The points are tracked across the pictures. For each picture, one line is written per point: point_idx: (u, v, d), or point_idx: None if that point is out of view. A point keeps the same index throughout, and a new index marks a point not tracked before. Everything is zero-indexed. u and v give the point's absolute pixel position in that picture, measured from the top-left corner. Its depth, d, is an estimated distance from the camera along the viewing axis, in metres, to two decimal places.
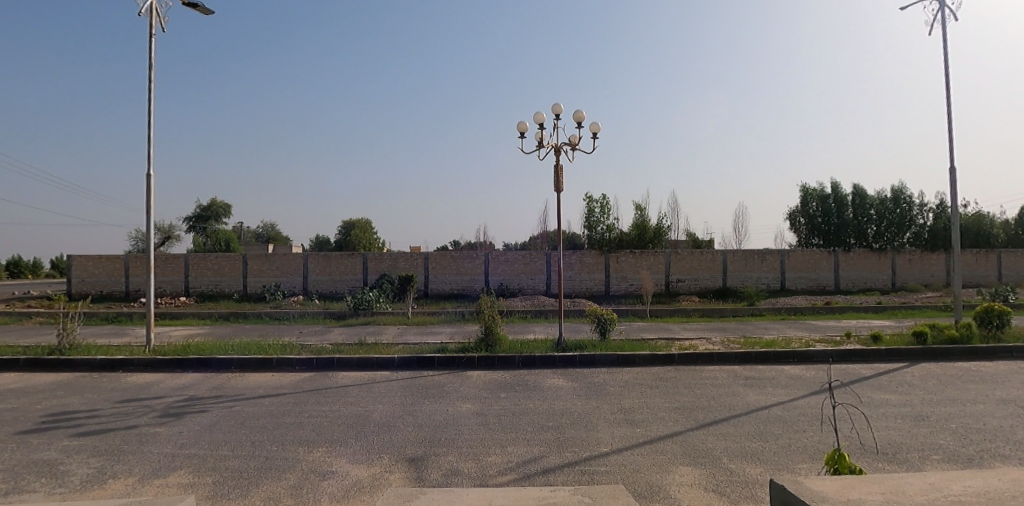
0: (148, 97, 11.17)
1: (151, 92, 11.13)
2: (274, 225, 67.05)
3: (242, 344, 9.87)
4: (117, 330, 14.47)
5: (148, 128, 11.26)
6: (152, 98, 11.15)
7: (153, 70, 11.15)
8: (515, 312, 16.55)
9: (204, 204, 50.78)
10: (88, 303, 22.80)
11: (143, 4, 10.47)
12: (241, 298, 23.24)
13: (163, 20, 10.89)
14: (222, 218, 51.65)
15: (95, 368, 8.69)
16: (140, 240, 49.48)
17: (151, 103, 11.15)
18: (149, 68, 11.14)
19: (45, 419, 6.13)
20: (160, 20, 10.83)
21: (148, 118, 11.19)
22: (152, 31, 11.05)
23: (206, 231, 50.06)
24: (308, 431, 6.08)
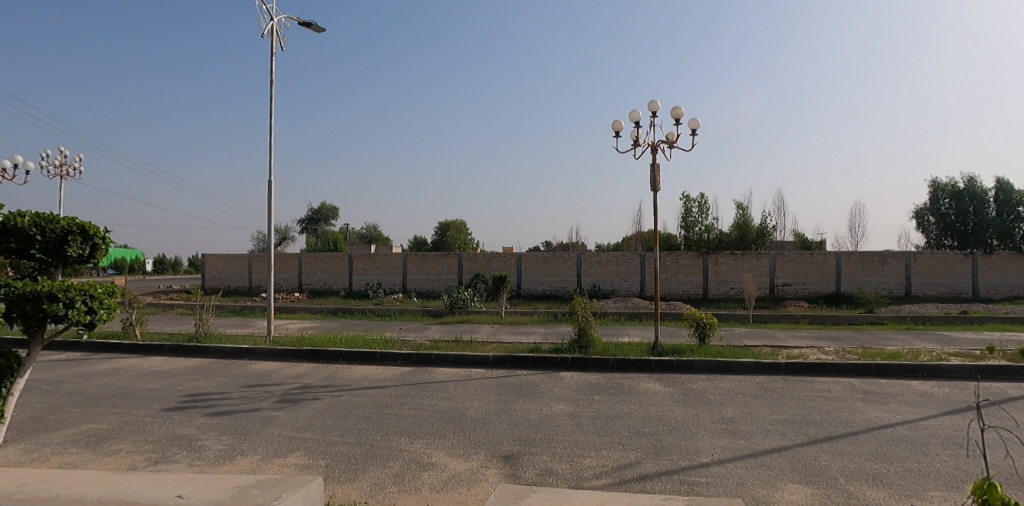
0: (269, 110, 12.26)
1: (272, 106, 12.22)
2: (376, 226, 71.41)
3: (349, 338, 10.54)
4: (242, 321, 16.04)
5: (269, 139, 12.36)
6: (272, 112, 12.23)
7: (274, 85, 12.23)
8: (608, 314, 16.24)
9: (316, 207, 55.08)
10: (220, 296, 25.55)
11: (266, 27, 11.54)
12: (348, 295, 24.85)
13: (282, 39, 11.91)
14: (331, 220, 55.71)
15: (224, 355, 9.68)
16: (261, 241, 54.82)
17: (271, 117, 12.21)
18: (270, 84, 12.22)
19: (185, 398, 6.91)
20: (279, 40, 11.87)
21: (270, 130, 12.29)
22: (273, 50, 12.13)
23: (317, 233, 54.22)
24: (410, 423, 6.36)
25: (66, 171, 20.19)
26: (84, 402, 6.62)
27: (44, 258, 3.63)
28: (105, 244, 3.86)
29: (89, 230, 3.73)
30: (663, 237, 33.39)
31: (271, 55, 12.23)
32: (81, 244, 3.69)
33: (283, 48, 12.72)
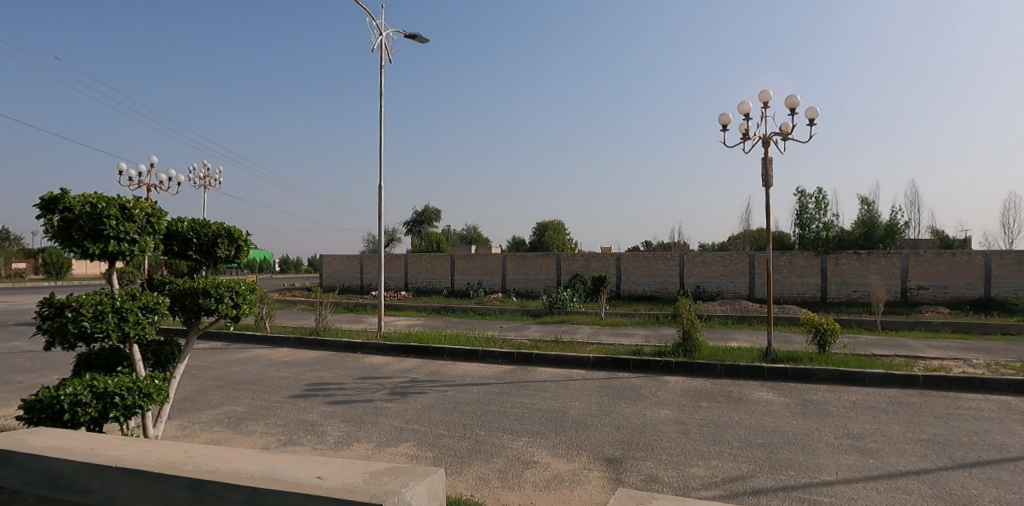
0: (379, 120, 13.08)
1: (381, 116, 13.01)
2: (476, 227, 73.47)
3: (453, 335, 10.96)
4: (356, 317, 17.25)
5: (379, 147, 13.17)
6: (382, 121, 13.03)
7: (383, 96, 13.03)
8: (714, 317, 15.47)
9: (420, 210, 57.88)
10: (336, 293, 27.69)
11: (376, 42, 12.31)
12: (450, 293, 25.86)
13: (390, 52, 12.64)
14: (434, 222, 58.25)
15: (341, 348, 10.46)
16: (371, 242, 58.59)
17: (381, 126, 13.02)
18: (380, 95, 13.03)
19: (308, 387, 7.56)
20: (387, 53, 12.60)
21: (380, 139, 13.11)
22: (382, 63, 12.91)
23: (421, 234, 56.94)
24: (512, 420, 6.47)
25: (210, 182, 22.90)
26: (226, 386, 7.47)
27: (199, 259, 3.96)
28: (249, 247, 4.15)
29: (234, 234, 4.05)
30: (774, 235, 31.21)
31: (381, 68, 13.02)
32: (229, 246, 4.02)
33: (391, 61, 13.49)
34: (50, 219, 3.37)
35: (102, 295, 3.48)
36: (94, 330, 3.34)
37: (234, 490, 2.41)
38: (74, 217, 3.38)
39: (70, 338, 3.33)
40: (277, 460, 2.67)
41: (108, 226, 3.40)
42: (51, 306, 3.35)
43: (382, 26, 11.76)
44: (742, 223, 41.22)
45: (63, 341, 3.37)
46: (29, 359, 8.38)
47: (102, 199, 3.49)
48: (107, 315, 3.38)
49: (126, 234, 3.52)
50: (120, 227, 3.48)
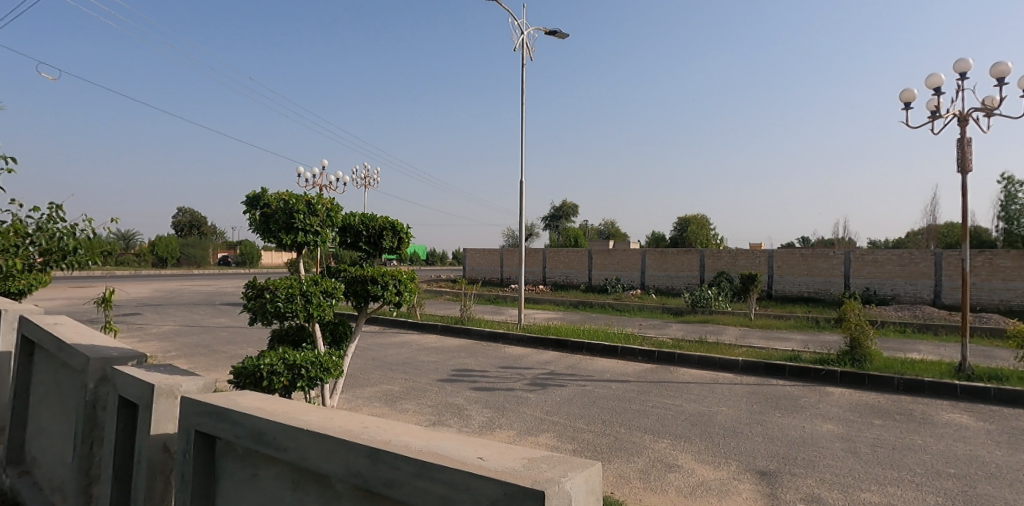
0: (520, 117, 13.45)
1: (523, 114, 13.37)
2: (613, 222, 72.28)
3: (591, 330, 10.93)
4: (497, 309, 18.03)
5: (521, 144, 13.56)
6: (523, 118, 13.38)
7: (524, 94, 13.37)
8: (888, 324, 13.57)
9: (558, 205, 58.84)
10: (478, 285, 29.16)
11: (517, 41, 12.64)
12: (587, 288, 25.88)
13: (531, 50, 12.91)
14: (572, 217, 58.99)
15: (484, 338, 10.99)
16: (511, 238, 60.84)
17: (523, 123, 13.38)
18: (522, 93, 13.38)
19: (455, 372, 8.03)
20: (528, 51, 12.89)
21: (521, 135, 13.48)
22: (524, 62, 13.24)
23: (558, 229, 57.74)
24: (653, 421, 6.26)
25: (371, 182, 25.44)
26: (385, 367, 8.22)
27: (368, 250, 4.30)
28: (409, 239, 4.41)
29: (397, 227, 4.33)
30: (972, 231, 26.41)
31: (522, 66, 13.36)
32: (392, 238, 4.31)
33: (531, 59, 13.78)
34: (254, 214, 3.90)
35: (293, 279, 3.98)
36: (286, 310, 3.83)
37: (406, 462, 2.48)
38: (272, 212, 3.89)
39: (269, 316, 3.85)
40: (441, 435, 2.84)
41: (298, 220, 3.85)
42: (254, 288, 3.88)
43: (523, 25, 12.04)
44: (928, 216, 35.51)
45: (262, 318, 3.87)
46: (235, 333, 9.99)
47: (293, 196, 3.96)
48: (296, 298, 3.86)
49: (311, 227, 3.94)
50: (307, 221, 3.91)
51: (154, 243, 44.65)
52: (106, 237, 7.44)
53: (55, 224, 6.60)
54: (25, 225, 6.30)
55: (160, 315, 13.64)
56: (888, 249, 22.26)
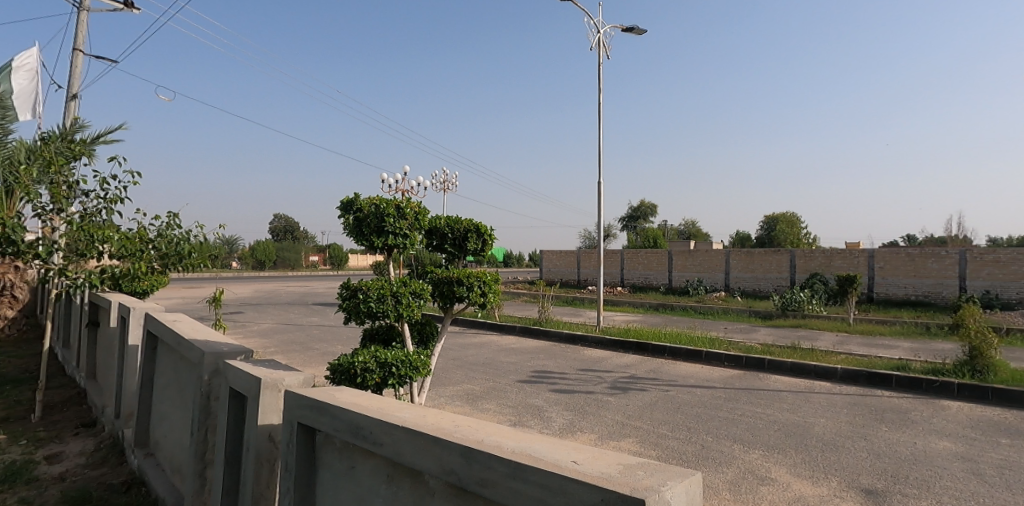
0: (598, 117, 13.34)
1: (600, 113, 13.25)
2: (694, 221, 69.66)
3: (674, 333, 10.59)
4: (575, 311, 17.94)
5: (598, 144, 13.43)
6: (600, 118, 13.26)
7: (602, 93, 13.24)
8: (1017, 331, 12.11)
9: (636, 206, 57.83)
10: (555, 287, 29.16)
11: (594, 40, 12.54)
12: (668, 291, 25.17)
13: (607, 48, 12.76)
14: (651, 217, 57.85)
15: (563, 340, 10.95)
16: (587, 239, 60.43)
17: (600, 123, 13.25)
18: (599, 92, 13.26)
19: (534, 373, 8.04)
20: (604, 49, 12.75)
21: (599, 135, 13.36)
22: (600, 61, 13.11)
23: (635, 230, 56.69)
24: (742, 430, 5.95)
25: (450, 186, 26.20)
26: (466, 366, 8.38)
27: (453, 252, 4.40)
28: (493, 241, 4.46)
29: (481, 229, 4.39)
30: None
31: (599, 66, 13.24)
32: (477, 240, 4.36)
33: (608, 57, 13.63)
34: (348, 218, 4.09)
35: (383, 280, 4.14)
36: (378, 310, 3.99)
37: (499, 461, 2.48)
38: (364, 216, 4.07)
39: (362, 316, 4.04)
40: (532, 437, 2.83)
41: (388, 223, 4.00)
42: (348, 289, 4.07)
43: (599, 24, 11.90)
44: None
45: (356, 317, 4.06)
46: (327, 332, 10.60)
47: (383, 200, 4.12)
48: (387, 298, 4.01)
49: (400, 230, 4.08)
50: (396, 224, 4.06)
51: (254, 247, 48.42)
52: (215, 241, 8.14)
53: (172, 231, 7.29)
54: (148, 232, 7.00)
55: (261, 314, 14.73)
56: (1011, 247, 19.94)
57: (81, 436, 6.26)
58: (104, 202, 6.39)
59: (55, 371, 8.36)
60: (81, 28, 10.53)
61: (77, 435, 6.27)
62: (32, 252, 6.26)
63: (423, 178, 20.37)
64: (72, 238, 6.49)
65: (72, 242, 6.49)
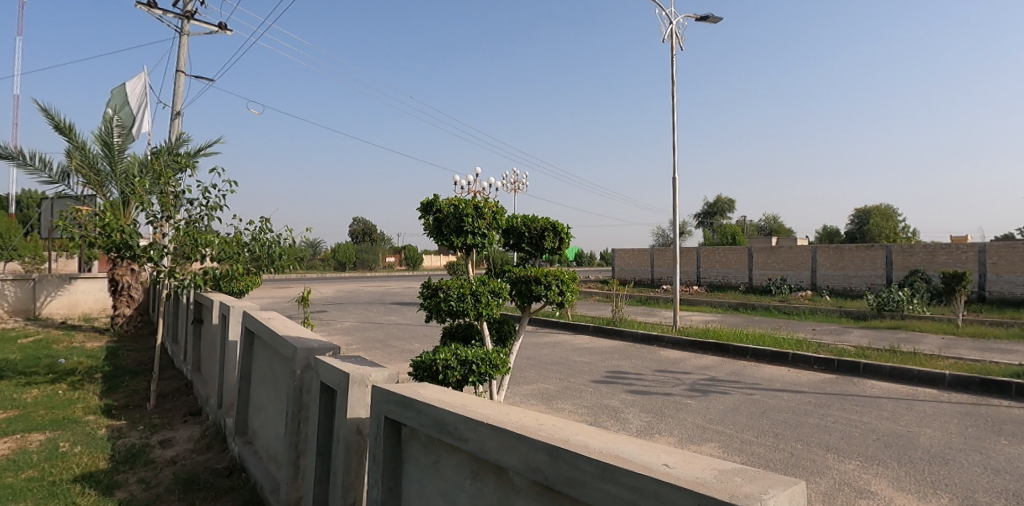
0: (671, 110, 12.97)
1: (673, 106, 12.88)
2: (775, 216, 66.03)
3: (757, 334, 10.09)
4: (650, 311, 17.55)
5: (672, 138, 13.08)
6: (674, 111, 12.88)
7: (675, 86, 12.87)
8: None
9: (712, 201, 55.90)
10: (628, 286, 28.68)
11: (666, 31, 12.21)
12: (748, 290, 24.08)
13: (680, 39, 12.38)
14: (728, 214, 55.64)
15: (638, 340, 10.75)
16: (661, 237, 58.94)
17: (674, 116, 12.88)
18: (672, 84, 12.90)
19: (609, 374, 7.93)
20: (677, 40, 12.38)
21: (672, 129, 12.99)
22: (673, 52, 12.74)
23: (712, 227, 54.67)
24: (836, 438, 5.56)
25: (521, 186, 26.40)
26: (540, 365, 8.41)
27: (530, 251, 4.41)
28: (569, 239, 4.42)
29: (558, 228, 4.37)
30: None
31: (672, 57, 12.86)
32: (554, 239, 4.35)
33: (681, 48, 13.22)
34: (428, 219, 4.19)
35: (462, 280, 4.21)
36: (458, 308, 4.07)
37: (585, 460, 2.43)
38: (444, 216, 4.16)
39: (443, 314, 4.13)
40: (618, 438, 2.75)
41: (467, 223, 4.06)
42: (429, 288, 4.18)
43: (671, 14, 11.56)
44: None
45: (438, 316, 4.16)
46: (406, 330, 10.98)
47: (462, 201, 4.19)
48: (467, 297, 4.08)
49: (479, 229, 4.14)
50: (475, 223, 4.12)
51: (335, 249, 51.06)
52: (303, 244, 8.67)
53: (265, 234, 7.81)
54: (244, 236, 7.54)
55: (344, 312, 15.51)
56: None
57: (190, 424, 6.83)
58: (206, 209, 6.94)
59: (167, 364, 9.20)
60: (183, 50, 11.50)
61: (186, 422, 6.85)
62: (146, 255, 6.91)
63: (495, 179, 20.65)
64: (180, 242, 7.10)
65: (179, 246, 7.11)
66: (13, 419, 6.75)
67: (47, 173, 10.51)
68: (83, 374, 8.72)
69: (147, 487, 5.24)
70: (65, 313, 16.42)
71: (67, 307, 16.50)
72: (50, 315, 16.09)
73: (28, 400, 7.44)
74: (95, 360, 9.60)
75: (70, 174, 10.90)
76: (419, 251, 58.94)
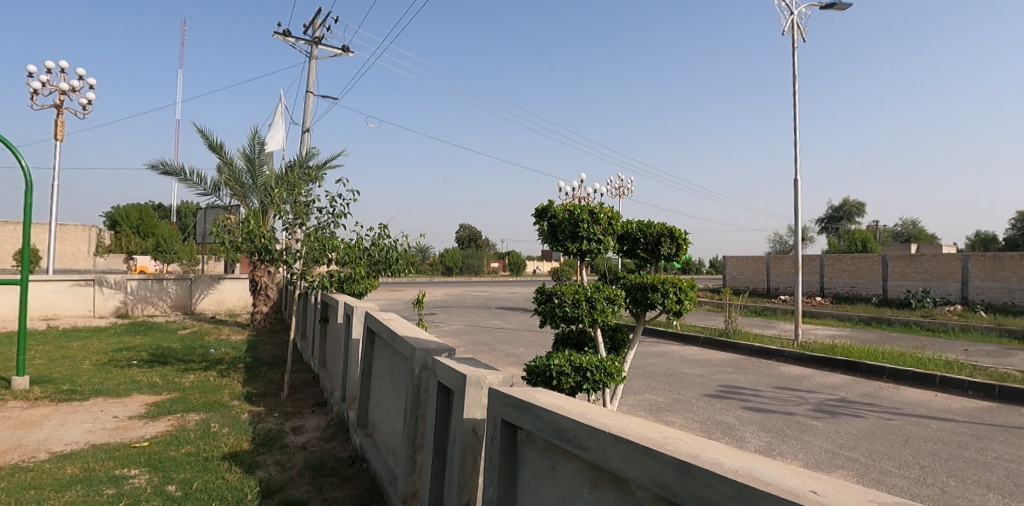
0: (793, 107, 12.12)
1: (795, 102, 12.02)
2: (914, 221, 58.90)
3: (895, 353, 9.07)
4: (767, 322, 16.48)
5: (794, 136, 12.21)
6: (796, 108, 12.02)
7: (798, 80, 12.01)
8: None
9: (836, 205, 51.49)
10: (741, 296, 27.14)
11: (787, 23, 11.46)
12: (881, 302, 21.80)
13: (802, 30, 11.56)
14: (856, 218, 50.77)
15: (754, 353, 10.15)
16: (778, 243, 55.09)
17: (796, 113, 12.01)
18: (794, 79, 12.04)
19: (722, 388, 7.54)
20: (800, 31, 11.56)
21: (794, 127, 12.13)
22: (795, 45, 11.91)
23: (837, 232, 50.15)
24: (1000, 477, 4.83)
25: (626, 191, 26.01)
26: (647, 375, 8.19)
27: (646, 257, 4.32)
28: (688, 245, 4.26)
29: (675, 233, 4.22)
30: None
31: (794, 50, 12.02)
32: (671, 245, 4.22)
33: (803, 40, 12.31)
34: (543, 224, 4.25)
35: (577, 285, 4.22)
36: (573, 314, 4.07)
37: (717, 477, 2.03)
38: (559, 222, 4.19)
39: (557, 319, 4.15)
40: (760, 460, 2.27)
41: (583, 229, 4.06)
42: (543, 293, 4.22)
43: (792, 5, 10.80)
44: None
45: (552, 321, 4.19)
46: (512, 334, 11.21)
47: (577, 206, 4.20)
48: (582, 303, 4.07)
49: (594, 235, 4.12)
50: (590, 229, 4.10)
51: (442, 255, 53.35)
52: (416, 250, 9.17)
53: (383, 240, 8.32)
54: (365, 241, 8.13)
55: (453, 315, 16.16)
56: None
57: (317, 413, 7.45)
58: (333, 217, 7.53)
59: (297, 358, 10.12)
60: (312, 73, 12.65)
61: (314, 412, 7.48)
62: (282, 259, 7.66)
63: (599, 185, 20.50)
64: (309, 247, 7.73)
65: (309, 251, 7.75)
66: (175, 400, 7.77)
67: (202, 186, 12.01)
68: (229, 363, 9.85)
69: (282, 468, 5.78)
70: (214, 308, 18.66)
71: (216, 304, 18.71)
72: (203, 310, 18.39)
73: (186, 384, 8.52)
74: (238, 351, 10.81)
75: (221, 187, 12.37)
76: (521, 257, 59.89)
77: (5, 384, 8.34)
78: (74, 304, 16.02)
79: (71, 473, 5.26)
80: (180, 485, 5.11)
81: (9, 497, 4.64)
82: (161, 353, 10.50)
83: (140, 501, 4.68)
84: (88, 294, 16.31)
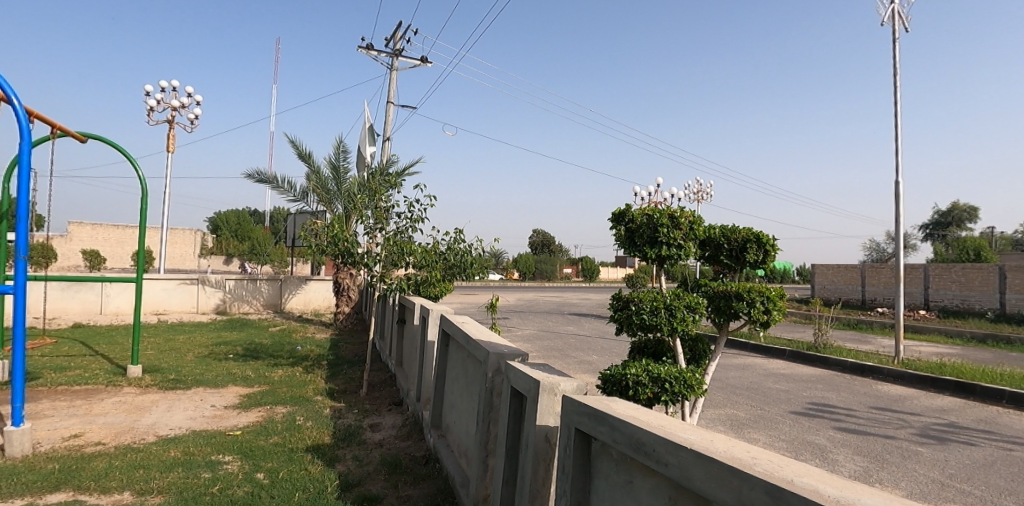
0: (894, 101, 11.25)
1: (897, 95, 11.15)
2: None
3: (1018, 375, 8.10)
4: (862, 336, 15.27)
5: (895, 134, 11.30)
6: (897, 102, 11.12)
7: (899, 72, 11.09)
8: None
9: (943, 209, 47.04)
10: (832, 307, 25.35)
11: (886, 13, 10.64)
12: (999, 318, 19.58)
13: (904, 20, 10.70)
14: (966, 223, 46.08)
15: (848, 370, 9.43)
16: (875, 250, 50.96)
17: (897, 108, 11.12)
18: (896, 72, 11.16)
19: (811, 406, 7.06)
20: (901, 22, 10.71)
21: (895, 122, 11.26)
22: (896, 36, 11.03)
23: (943, 239, 45.74)
24: None
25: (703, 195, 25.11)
26: (728, 389, 7.84)
27: (730, 263, 4.14)
28: (776, 252, 4.03)
29: (762, 239, 4.01)
30: None
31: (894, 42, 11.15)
32: (757, 251, 4.00)
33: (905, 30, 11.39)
34: (620, 229, 4.18)
35: (656, 292, 4.10)
36: (651, 322, 3.95)
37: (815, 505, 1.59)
38: (636, 226, 4.11)
39: (634, 328, 4.04)
40: (878, 494, 1.67)
41: (662, 233, 3.95)
42: (620, 300, 4.14)
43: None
44: None
45: (628, 329, 4.09)
46: (585, 341, 11.09)
47: (657, 210, 4.09)
48: (660, 311, 3.95)
49: (674, 240, 3.99)
50: (670, 233, 3.98)
51: (514, 260, 53.91)
52: (489, 254, 9.32)
53: (458, 245, 8.56)
54: (441, 246, 8.37)
55: (525, 320, 16.23)
56: None
57: (393, 412, 7.71)
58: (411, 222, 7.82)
59: (375, 357, 10.57)
60: (393, 84, 13.21)
61: (390, 410, 7.77)
62: (363, 261, 8.04)
63: (676, 189, 19.88)
64: (388, 251, 8.10)
65: (388, 254, 8.11)
66: (265, 393, 8.33)
67: (292, 193, 12.83)
68: (314, 360, 10.44)
69: (360, 463, 6.02)
70: (301, 308, 19.87)
71: (302, 303, 19.92)
72: (291, 309, 19.64)
73: (275, 378, 9.13)
74: (322, 348, 11.45)
75: (308, 194, 13.19)
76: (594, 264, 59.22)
77: (123, 372, 9.31)
78: (181, 301, 17.60)
79: (173, 456, 5.77)
80: (268, 473, 5.46)
81: (122, 474, 5.15)
82: (254, 348, 11.31)
83: (232, 486, 5.04)
84: (193, 292, 17.87)
